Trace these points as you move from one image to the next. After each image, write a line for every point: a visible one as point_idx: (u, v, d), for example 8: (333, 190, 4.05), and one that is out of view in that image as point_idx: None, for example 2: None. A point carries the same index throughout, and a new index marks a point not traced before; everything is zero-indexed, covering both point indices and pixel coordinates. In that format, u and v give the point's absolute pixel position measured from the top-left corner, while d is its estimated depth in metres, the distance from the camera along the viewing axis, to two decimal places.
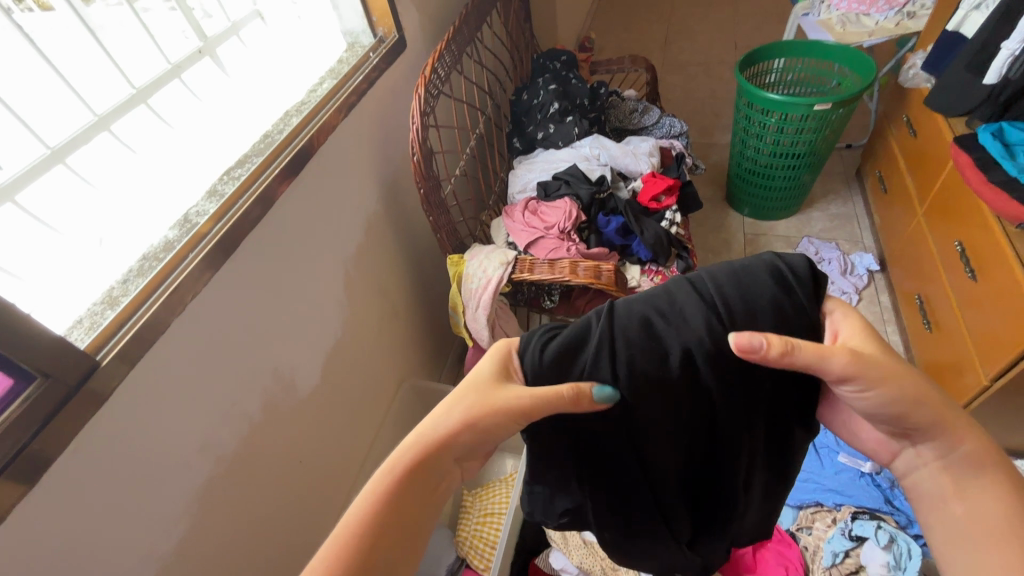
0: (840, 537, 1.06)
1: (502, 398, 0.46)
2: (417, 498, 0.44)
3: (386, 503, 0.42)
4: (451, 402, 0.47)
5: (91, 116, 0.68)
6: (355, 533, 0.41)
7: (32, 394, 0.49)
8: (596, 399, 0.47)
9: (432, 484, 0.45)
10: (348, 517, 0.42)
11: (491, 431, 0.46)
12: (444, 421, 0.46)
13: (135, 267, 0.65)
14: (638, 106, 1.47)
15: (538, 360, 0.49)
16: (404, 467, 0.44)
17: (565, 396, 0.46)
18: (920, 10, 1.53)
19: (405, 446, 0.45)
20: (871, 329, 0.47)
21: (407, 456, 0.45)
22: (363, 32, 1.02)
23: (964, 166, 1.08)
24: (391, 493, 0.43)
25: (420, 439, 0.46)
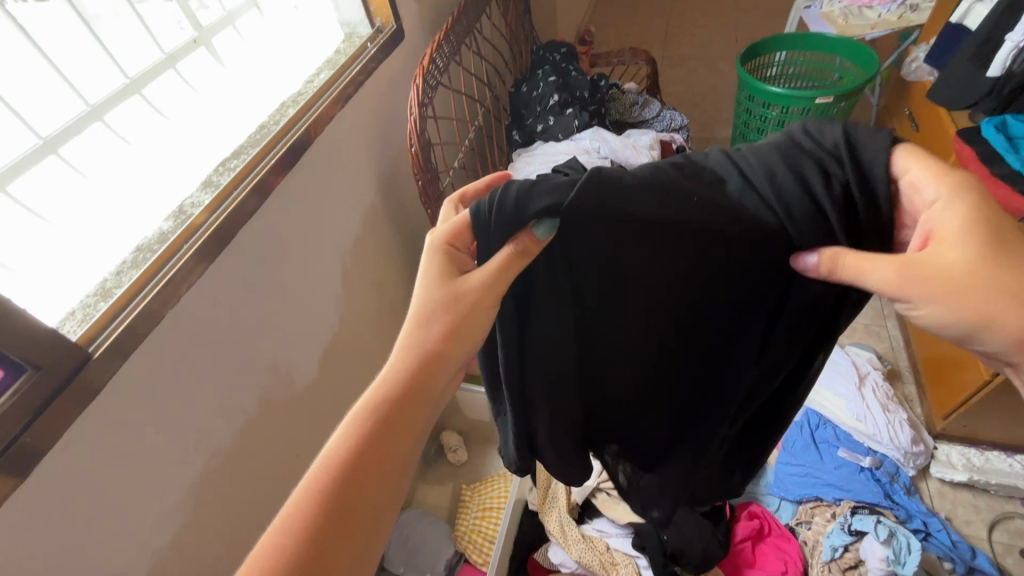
0: (839, 531, 1.07)
1: (465, 287, 0.48)
2: (399, 419, 0.47)
3: (369, 430, 0.46)
4: (420, 321, 0.50)
5: (85, 106, 0.67)
6: (335, 473, 0.44)
7: (22, 387, 0.48)
8: (541, 236, 0.46)
9: (418, 406, 0.48)
10: (324, 460, 0.45)
11: (465, 332, 0.49)
12: (426, 341, 0.49)
13: (129, 260, 0.64)
14: (638, 100, 1.46)
15: (527, 196, 0.45)
16: (384, 405, 0.47)
17: (515, 256, 0.46)
18: (923, 2, 1.52)
19: (381, 379, 0.48)
20: (974, 224, 0.43)
21: (384, 387, 0.48)
22: (360, 22, 1.00)
23: (967, 160, 1.07)
24: (369, 428, 0.46)
25: (395, 369, 0.49)
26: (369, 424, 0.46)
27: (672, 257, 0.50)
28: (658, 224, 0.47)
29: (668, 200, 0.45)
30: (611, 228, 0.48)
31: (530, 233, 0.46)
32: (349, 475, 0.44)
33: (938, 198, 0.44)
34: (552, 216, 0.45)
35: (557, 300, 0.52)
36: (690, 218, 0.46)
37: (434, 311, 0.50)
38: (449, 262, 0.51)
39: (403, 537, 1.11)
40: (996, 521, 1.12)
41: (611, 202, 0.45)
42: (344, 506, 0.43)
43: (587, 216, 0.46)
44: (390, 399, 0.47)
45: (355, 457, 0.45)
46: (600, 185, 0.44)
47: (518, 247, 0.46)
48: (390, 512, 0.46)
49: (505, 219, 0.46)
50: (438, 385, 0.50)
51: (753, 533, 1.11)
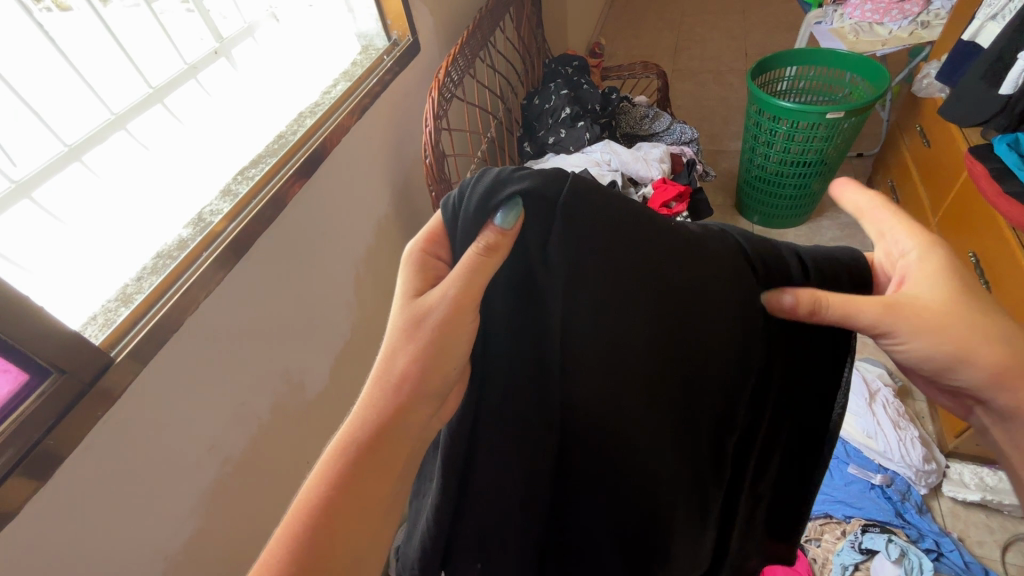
0: (850, 549, 1.06)
1: (432, 300, 0.44)
2: (374, 462, 0.43)
3: (343, 478, 0.42)
4: (387, 349, 0.45)
5: (108, 114, 0.69)
6: (303, 521, 0.41)
7: (47, 390, 0.49)
8: (505, 226, 0.41)
9: (395, 449, 0.44)
10: (296, 508, 0.41)
11: (435, 359, 0.44)
12: (395, 367, 0.45)
13: (149, 266, 0.65)
14: (650, 112, 1.47)
15: (483, 197, 0.41)
16: (358, 446, 0.43)
17: (481, 258, 0.41)
18: (935, 19, 1.52)
19: (351, 421, 0.44)
20: (944, 274, 0.47)
21: (356, 431, 0.44)
22: (377, 35, 1.02)
23: (979, 177, 1.07)
24: (341, 472, 0.42)
25: (368, 407, 0.44)
26: (340, 473, 0.42)
27: (655, 318, 0.43)
28: (641, 265, 0.42)
29: (644, 234, 0.41)
30: (585, 273, 0.41)
31: (495, 224, 0.41)
32: (324, 525, 0.41)
33: (913, 250, 0.49)
34: (516, 195, 0.40)
35: (515, 381, 0.44)
36: (670, 257, 0.42)
37: (401, 335, 0.45)
38: (420, 271, 0.46)
39: None
40: (1011, 541, 1.10)
41: (581, 217, 0.40)
42: (315, 558, 0.40)
43: (560, 243, 0.41)
44: (362, 443, 0.43)
45: (329, 506, 0.41)
46: (590, 196, 0.40)
47: (487, 244, 0.41)
48: (378, 553, 0.43)
49: (473, 207, 0.41)
50: (413, 424, 0.45)
51: None
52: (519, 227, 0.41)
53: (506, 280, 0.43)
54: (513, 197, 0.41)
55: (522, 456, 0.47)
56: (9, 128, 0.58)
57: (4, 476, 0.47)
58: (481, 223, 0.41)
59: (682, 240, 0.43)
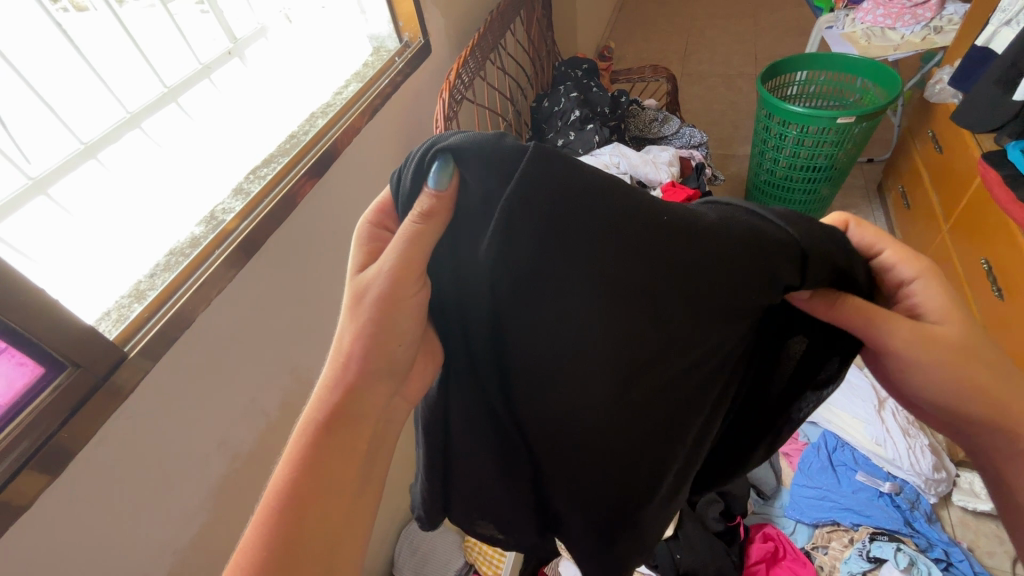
0: (857, 558, 1.05)
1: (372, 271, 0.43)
2: (338, 443, 0.43)
3: (305, 459, 0.43)
4: (339, 326, 0.45)
5: (124, 113, 0.70)
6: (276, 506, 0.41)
7: (61, 383, 0.50)
8: (437, 187, 0.39)
9: (353, 431, 0.44)
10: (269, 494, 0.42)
11: (378, 332, 0.44)
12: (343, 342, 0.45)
13: (162, 263, 0.66)
14: (659, 116, 1.47)
15: (418, 165, 0.40)
16: (317, 427, 0.44)
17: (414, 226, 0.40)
18: (948, 24, 1.51)
19: (313, 402, 0.45)
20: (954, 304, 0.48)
21: (318, 412, 0.44)
22: (389, 36, 1.02)
23: (994, 183, 1.06)
24: (306, 455, 0.43)
25: (326, 386, 0.45)
26: (303, 456, 0.43)
27: (608, 305, 0.41)
28: (595, 258, 0.39)
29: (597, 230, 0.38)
30: (533, 263, 0.39)
31: (427, 189, 0.39)
32: (292, 510, 0.41)
33: (917, 277, 0.49)
34: (446, 156, 0.38)
35: (474, 353, 0.46)
36: (636, 250, 0.38)
37: (348, 311, 0.44)
38: (369, 245, 0.46)
39: (415, 545, 1.11)
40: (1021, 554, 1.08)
41: (528, 205, 0.37)
42: (288, 549, 0.40)
43: (503, 239, 0.38)
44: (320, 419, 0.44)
45: (296, 493, 0.41)
46: (538, 187, 0.36)
47: (422, 211, 0.40)
48: (357, 541, 0.44)
49: (409, 178, 0.40)
50: (369, 400, 0.45)
51: (767, 555, 1.09)
52: (454, 190, 0.39)
53: (451, 250, 0.42)
54: (447, 160, 0.38)
55: (487, 415, 0.51)
56: (27, 126, 0.59)
57: (20, 467, 0.47)
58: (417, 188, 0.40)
59: (652, 239, 0.38)
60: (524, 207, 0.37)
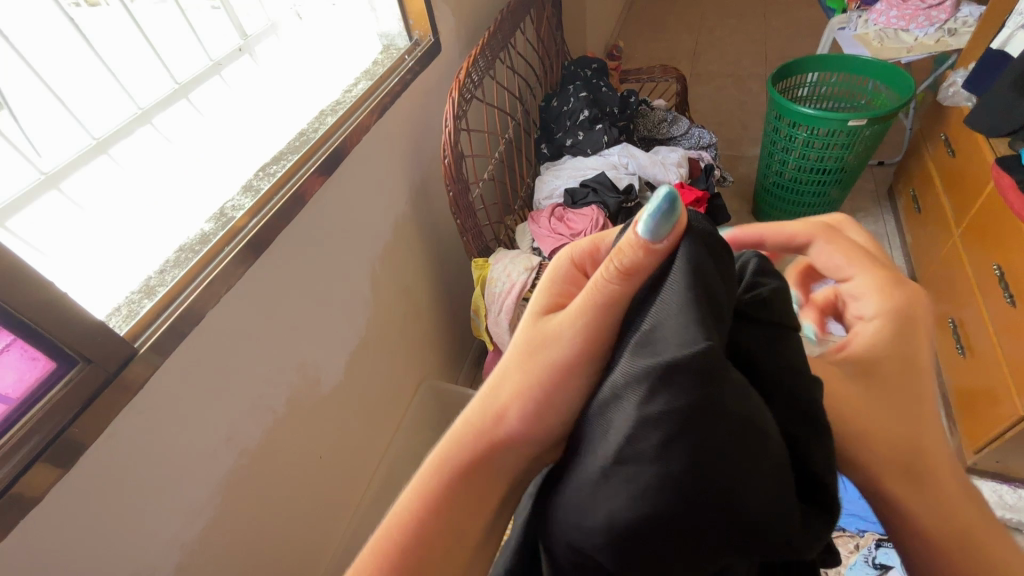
0: (864, 564, 1.05)
1: (557, 323, 0.40)
2: (465, 493, 0.40)
3: (433, 499, 0.40)
4: (502, 368, 0.42)
5: (135, 109, 0.71)
6: (398, 535, 0.39)
7: (73, 378, 0.51)
8: (648, 233, 0.34)
9: (488, 481, 0.41)
10: (393, 513, 0.40)
11: (548, 403, 0.39)
12: (505, 385, 0.41)
13: (172, 258, 0.66)
14: (668, 116, 1.46)
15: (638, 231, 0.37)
16: (453, 467, 0.40)
17: (608, 276, 0.36)
18: (962, 26, 1.49)
19: (449, 437, 0.41)
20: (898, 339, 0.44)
21: (451, 451, 0.40)
22: (399, 35, 1.02)
23: (1008, 188, 1.05)
24: (435, 493, 0.40)
25: (466, 426, 0.41)
26: (431, 501, 0.40)
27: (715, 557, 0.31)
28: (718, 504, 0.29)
29: (716, 465, 0.29)
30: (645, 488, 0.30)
31: (639, 235, 0.34)
32: (413, 555, 0.38)
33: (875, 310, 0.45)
34: (668, 211, 0.33)
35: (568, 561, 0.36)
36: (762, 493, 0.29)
37: (518, 360, 0.41)
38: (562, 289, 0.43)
39: None
40: None
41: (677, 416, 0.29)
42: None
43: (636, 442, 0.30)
44: (456, 469, 0.40)
45: (415, 534, 0.39)
46: (686, 391, 0.29)
47: (622, 269, 0.35)
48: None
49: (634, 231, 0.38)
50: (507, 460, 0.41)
51: None
52: (664, 245, 0.34)
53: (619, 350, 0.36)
54: (678, 220, 0.34)
55: None
56: (39, 119, 0.59)
57: (31, 461, 0.48)
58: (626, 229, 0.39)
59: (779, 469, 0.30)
60: (653, 408, 0.29)
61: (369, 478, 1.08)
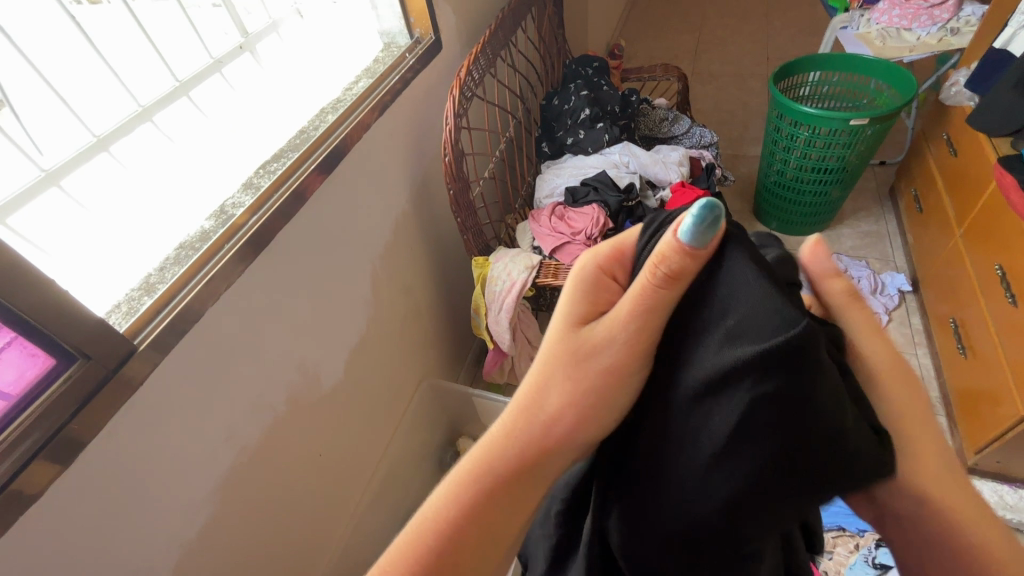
0: (863, 563, 1.04)
1: (599, 329, 0.42)
2: (508, 492, 0.42)
3: (474, 505, 0.41)
4: (540, 376, 0.43)
5: (136, 106, 0.70)
6: (435, 530, 0.41)
7: (72, 374, 0.51)
8: (692, 239, 0.36)
9: (530, 482, 0.43)
10: (427, 508, 0.42)
11: (596, 405, 0.42)
12: (550, 391, 0.43)
13: (172, 256, 0.66)
14: (669, 115, 1.46)
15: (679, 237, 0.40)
16: (496, 469, 0.42)
17: (654, 282, 0.38)
18: (965, 26, 1.49)
19: (490, 441, 0.43)
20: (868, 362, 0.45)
21: (492, 454, 0.42)
22: (400, 32, 1.02)
23: (1009, 188, 1.05)
24: (474, 492, 0.41)
25: (508, 437, 0.42)
26: (468, 499, 0.41)
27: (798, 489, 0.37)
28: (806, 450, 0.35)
29: (808, 428, 0.35)
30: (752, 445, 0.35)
31: (686, 243, 0.36)
32: (447, 546, 0.40)
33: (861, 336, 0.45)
34: (712, 217, 0.35)
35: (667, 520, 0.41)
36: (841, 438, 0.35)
37: (559, 365, 0.43)
38: (596, 293, 0.43)
39: None
40: None
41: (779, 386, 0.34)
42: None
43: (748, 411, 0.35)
44: (498, 475, 0.42)
45: (452, 531, 0.41)
46: (782, 373, 0.33)
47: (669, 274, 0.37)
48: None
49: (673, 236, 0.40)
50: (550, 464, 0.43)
51: None
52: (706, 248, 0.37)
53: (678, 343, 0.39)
54: (719, 228, 0.36)
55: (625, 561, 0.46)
56: (40, 116, 0.59)
57: (30, 458, 0.48)
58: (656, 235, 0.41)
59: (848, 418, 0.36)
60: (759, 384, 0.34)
61: (368, 477, 1.08)
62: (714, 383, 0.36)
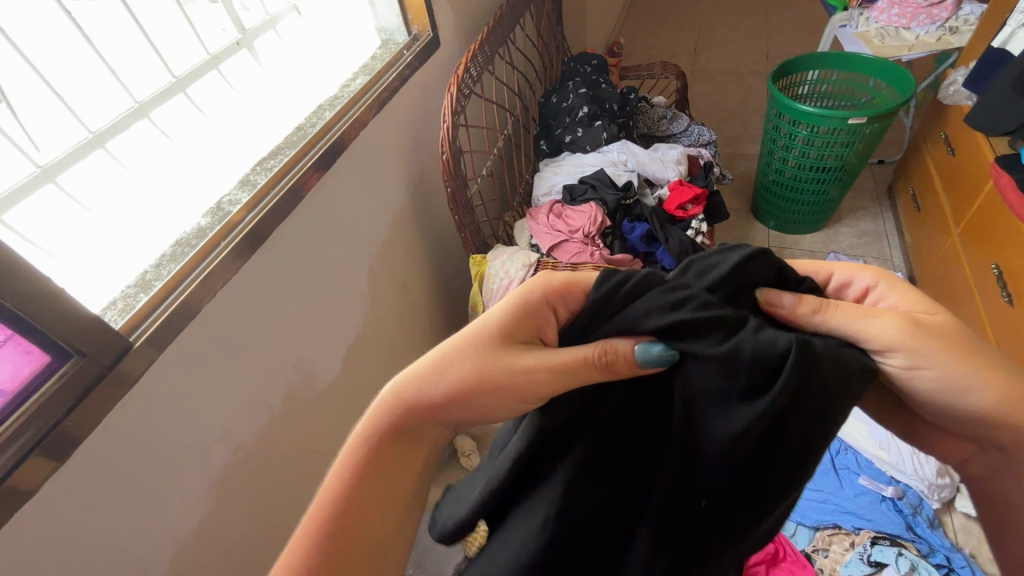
0: (858, 562, 1.05)
1: (518, 359, 0.44)
2: (396, 460, 0.45)
3: (368, 470, 0.44)
4: (437, 366, 0.45)
5: (132, 103, 0.69)
6: (339, 494, 0.43)
7: (68, 371, 0.51)
8: (643, 357, 0.44)
9: (409, 455, 0.46)
10: (336, 472, 0.44)
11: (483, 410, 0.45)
12: (437, 384, 0.45)
13: (169, 253, 0.66)
14: (667, 113, 1.46)
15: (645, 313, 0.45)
16: (385, 436, 0.45)
17: (598, 360, 0.44)
18: (964, 25, 1.49)
19: (383, 416, 0.45)
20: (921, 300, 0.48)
21: (386, 424, 0.45)
22: (398, 29, 1.02)
23: (1007, 187, 1.05)
24: (370, 460, 0.44)
25: (396, 404, 0.45)
26: (365, 462, 0.44)
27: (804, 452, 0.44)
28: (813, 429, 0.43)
29: (822, 432, 0.43)
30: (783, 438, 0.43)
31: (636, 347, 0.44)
32: (345, 503, 0.43)
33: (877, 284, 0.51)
34: (666, 354, 0.44)
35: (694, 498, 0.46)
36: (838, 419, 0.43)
37: (467, 358, 0.45)
38: (525, 314, 0.47)
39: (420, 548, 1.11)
40: None
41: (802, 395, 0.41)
42: (338, 533, 0.42)
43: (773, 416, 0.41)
44: (384, 435, 0.45)
45: (350, 496, 0.43)
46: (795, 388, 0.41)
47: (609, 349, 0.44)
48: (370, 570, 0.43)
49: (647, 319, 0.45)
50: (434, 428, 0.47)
51: (767, 557, 1.06)
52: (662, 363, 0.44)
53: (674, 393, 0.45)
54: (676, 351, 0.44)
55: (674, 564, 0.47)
56: (37, 113, 0.59)
57: (25, 454, 0.48)
58: (646, 321, 0.45)
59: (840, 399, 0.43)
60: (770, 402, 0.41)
61: None
62: (744, 438, 0.42)
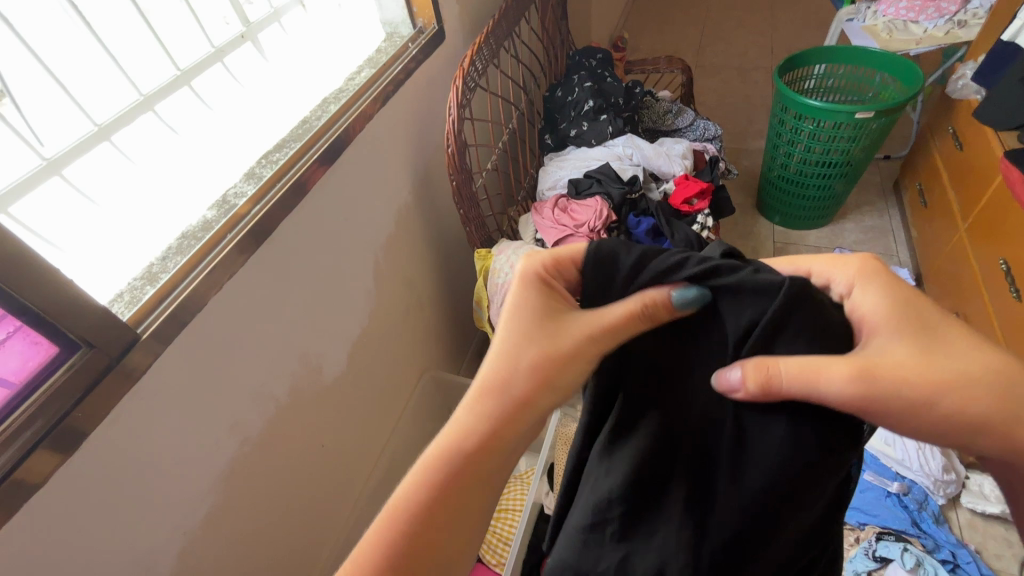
0: (863, 557, 1.05)
1: (568, 336, 0.47)
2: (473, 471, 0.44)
3: (440, 492, 0.43)
4: (497, 362, 0.46)
5: (137, 95, 0.69)
6: (412, 516, 0.42)
7: (75, 363, 0.51)
8: (675, 302, 0.46)
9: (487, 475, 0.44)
10: (404, 500, 0.43)
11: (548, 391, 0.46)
12: (507, 382, 0.46)
13: (175, 246, 0.67)
14: (673, 107, 1.45)
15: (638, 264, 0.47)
16: (461, 450, 0.44)
17: (643, 313, 0.46)
18: (973, 18, 1.47)
19: (454, 429, 0.45)
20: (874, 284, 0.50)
21: (455, 438, 0.44)
22: (403, 22, 1.02)
23: (1016, 181, 1.04)
24: (440, 477, 0.43)
25: (471, 415, 0.45)
26: (438, 479, 0.43)
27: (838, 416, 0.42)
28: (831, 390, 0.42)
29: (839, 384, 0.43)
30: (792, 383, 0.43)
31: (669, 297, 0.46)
32: (417, 526, 0.42)
33: None
34: (706, 297, 0.45)
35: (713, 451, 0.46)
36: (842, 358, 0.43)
37: (522, 346, 0.47)
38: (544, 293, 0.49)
39: None
40: None
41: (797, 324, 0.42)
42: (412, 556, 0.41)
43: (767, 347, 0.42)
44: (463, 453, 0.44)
45: (422, 520, 0.42)
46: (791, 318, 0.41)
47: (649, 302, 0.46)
48: (457, 572, 0.43)
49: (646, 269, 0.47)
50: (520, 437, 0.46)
51: None
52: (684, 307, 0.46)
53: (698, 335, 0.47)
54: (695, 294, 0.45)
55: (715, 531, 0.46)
56: (41, 106, 0.58)
57: (33, 446, 0.48)
58: (665, 278, 0.46)
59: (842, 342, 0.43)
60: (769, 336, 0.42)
61: (369, 469, 1.08)
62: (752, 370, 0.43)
